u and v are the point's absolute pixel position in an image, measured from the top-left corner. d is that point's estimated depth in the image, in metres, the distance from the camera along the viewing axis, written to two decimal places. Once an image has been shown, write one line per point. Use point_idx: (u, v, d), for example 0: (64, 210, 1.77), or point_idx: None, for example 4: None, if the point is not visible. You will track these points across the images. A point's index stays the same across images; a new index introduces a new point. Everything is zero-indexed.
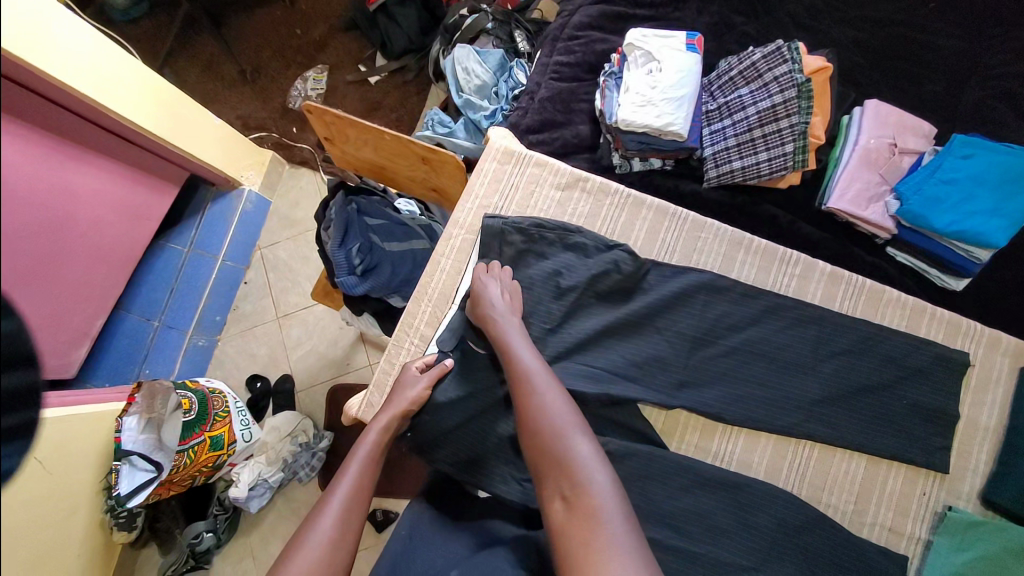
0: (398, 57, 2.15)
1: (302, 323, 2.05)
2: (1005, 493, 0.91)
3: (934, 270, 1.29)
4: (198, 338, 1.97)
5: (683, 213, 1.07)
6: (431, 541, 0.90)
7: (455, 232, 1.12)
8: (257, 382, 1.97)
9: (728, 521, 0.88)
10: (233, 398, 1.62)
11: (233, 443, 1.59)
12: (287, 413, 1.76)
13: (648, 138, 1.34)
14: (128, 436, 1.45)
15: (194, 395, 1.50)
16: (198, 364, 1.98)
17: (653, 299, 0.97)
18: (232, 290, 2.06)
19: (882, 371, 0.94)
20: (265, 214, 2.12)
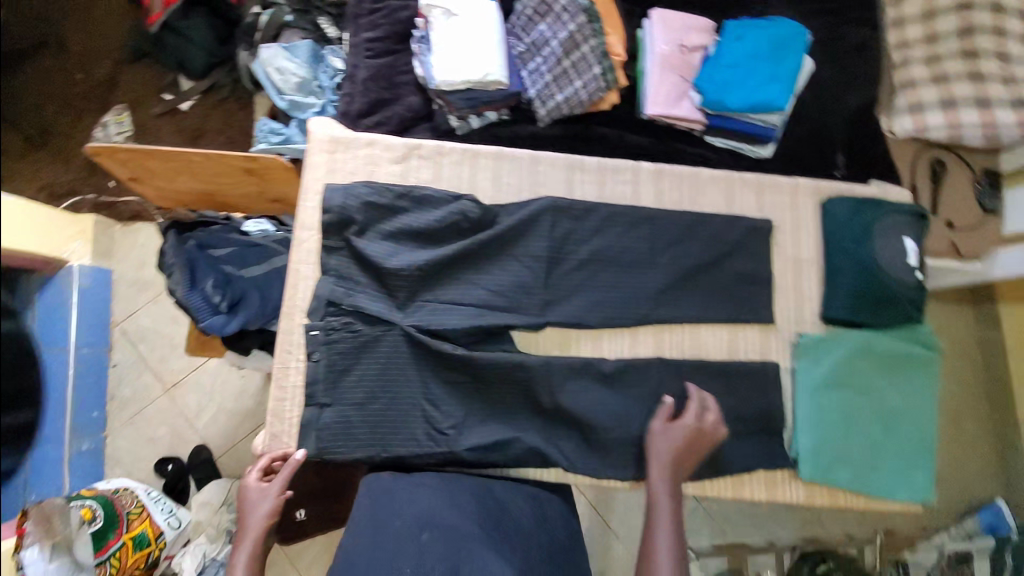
0: (203, 75, 1.90)
1: (199, 385, 1.86)
2: (837, 309, 1.03)
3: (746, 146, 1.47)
4: (80, 443, 1.73)
5: (518, 152, 1.12)
6: (396, 494, 0.89)
7: (303, 235, 1.06)
8: (168, 465, 1.78)
9: (625, 409, 1.00)
10: (143, 489, 1.40)
11: (161, 535, 1.37)
12: (217, 483, 1.56)
13: (475, 94, 1.38)
14: (33, 569, 1.19)
15: (94, 501, 1.31)
16: (87, 470, 1.74)
17: (506, 232, 1.05)
18: (99, 377, 1.82)
19: (713, 242, 1.07)
20: (108, 285, 1.87)
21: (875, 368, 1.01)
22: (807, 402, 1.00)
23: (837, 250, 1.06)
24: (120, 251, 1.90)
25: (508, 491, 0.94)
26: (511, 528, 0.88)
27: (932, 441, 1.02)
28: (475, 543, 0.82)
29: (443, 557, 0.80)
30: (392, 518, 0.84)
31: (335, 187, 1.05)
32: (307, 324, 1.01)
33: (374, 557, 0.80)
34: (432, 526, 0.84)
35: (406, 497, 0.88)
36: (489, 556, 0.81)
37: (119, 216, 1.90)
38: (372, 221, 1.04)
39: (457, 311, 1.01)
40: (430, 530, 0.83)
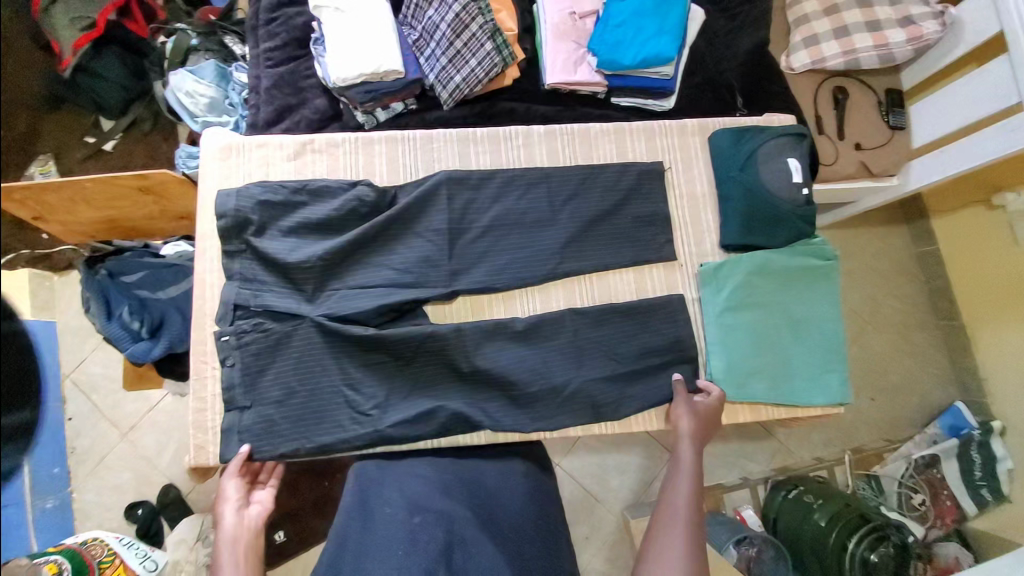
0: (123, 112, 1.70)
1: (160, 423, 1.66)
2: (730, 236, 1.12)
3: (649, 101, 1.51)
4: (44, 502, 1.49)
5: (410, 133, 1.14)
6: (385, 489, 0.90)
7: (204, 243, 1.07)
8: (139, 508, 1.59)
9: (540, 365, 1.04)
10: (114, 537, 1.39)
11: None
12: (188, 518, 1.49)
13: (373, 86, 1.38)
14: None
15: (61, 556, 1.25)
16: (59, 532, 1.52)
17: (399, 210, 1.06)
18: (57, 436, 1.59)
19: (607, 193, 1.12)
20: (56, 335, 1.64)
21: (774, 283, 1.09)
22: (716, 325, 1.08)
23: (725, 181, 1.14)
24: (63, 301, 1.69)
25: (492, 482, 0.95)
26: (498, 517, 0.88)
27: (838, 341, 1.10)
28: (467, 528, 0.82)
29: (436, 535, 0.79)
30: (382, 509, 0.86)
31: (227, 192, 1.04)
32: (217, 329, 1.00)
33: (365, 545, 0.80)
34: (422, 510, 0.84)
35: (395, 489, 0.89)
36: (479, 540, 0.81)
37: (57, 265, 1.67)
38: (268, 219, 1.04)
39: (366, 294, 1.02)
40: (421, 513, 0.83)
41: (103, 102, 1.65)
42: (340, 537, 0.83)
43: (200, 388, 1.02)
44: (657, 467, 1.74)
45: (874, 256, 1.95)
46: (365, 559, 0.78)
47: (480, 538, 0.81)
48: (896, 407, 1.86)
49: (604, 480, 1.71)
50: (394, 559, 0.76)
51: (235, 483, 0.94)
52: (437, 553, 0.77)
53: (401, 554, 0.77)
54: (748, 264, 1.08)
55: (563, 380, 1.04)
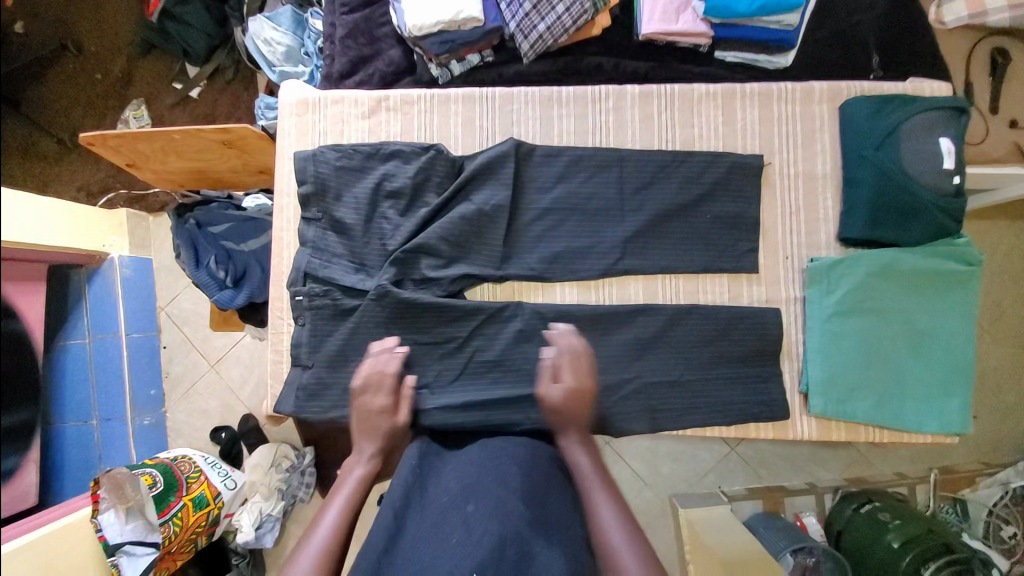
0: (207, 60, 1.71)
1: (240, 362, 1.81)
2: (853, 228, 0.96)
3: (762, 56, 1.30)
4: (143, 417, 1.70)
5: (489, 92, 1.05)
6: (442, 476, 0.83)
7: (284, 201, 1.07)
8: (223, 432, 1.74)
9: (609, 353, 0.99)
10: (200, 457, 1.51)
11: (218, 495, 1.46)
12: (264, 446, 1.62)
13: (450, 36, 1.27)
14: (112, 530, 1.31)
15: (154, 469, 1.38)
16: (154, 444, 1.72)
17: (474, 182, 1.01)
18: (154, 361, 1.77)
19: (704, 168, 1.00)
20: (150, 273, 1.79)
21: (898, 289, 0.93)
22: (819, 328, 0.95)
23: (853, 159, 0.97)
24: (156, 240, 1.81)
25: None
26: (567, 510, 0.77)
27: (967, 365, 0.94)
28: (524, 526, 0.70)
29: (490, 529, 0.69)
30: (442, 491, 0.79)
31: (303, 156, 1.02)
32: (291, 290, 1.02)
33: (422, 530, 0.74)
34: (475, 496, 0.74)
35: (451, 476, 0.81)
36: (534, 544, 0.69)
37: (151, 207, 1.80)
38: (341, 185, 1.02)
39: (440, 266, 1.01)
40: (475, 500, 0.74)
41: (187, 44, 1.66)
42: (398, 514, 0.76)
43: (275, 344, 1.06)
44: (716, 458, 1.66)
45: (1010, 254, 1.66)
46: (418, 547, 0.71)
47: (540, 543, 0.69)
48: (1005, 429, 1.64)
49: (656, 465, 1.66)
50: (449, 548, 0.68)
51: (385, 376, 0.94)
52: (491, 550, 0.66)
53: (455, 543, 0.69)
54: (871, 264, 0.93)
55: (629, 374, 0.98)
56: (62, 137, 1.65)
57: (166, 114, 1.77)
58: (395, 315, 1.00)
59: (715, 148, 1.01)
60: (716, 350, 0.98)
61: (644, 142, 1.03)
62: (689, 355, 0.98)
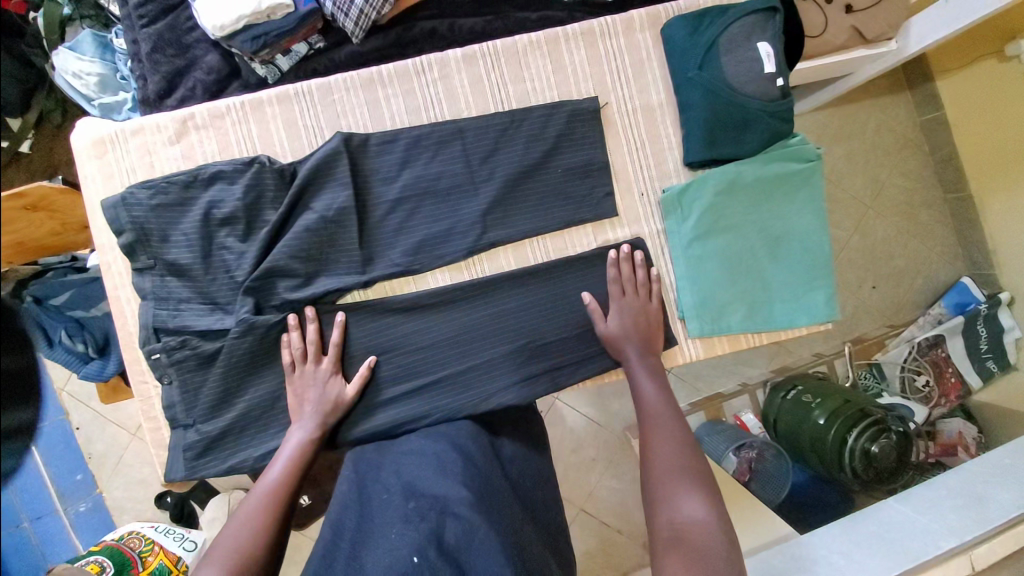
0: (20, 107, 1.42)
1: None
2: (693, 151, 0.97)
3: None
4: (76, 505, 1.61)
5: (304, 87, 0.96)
6: (384, 470, 0.82)
7: (109, 257, 0.96)
8: (167, 496, 1.62)
9: (492, 326, 0.98)
10: (151, 527, 1.39)
11: (179, 560, 1.34)
12: (217, 497, 1.58)
13: (261, 29, 1.12)
14: None
15: (100, 554, 1.28)
16: (99, 528, 1.61)
17: (309, 188, 0.94)
18: (70, 446, 1.62)
19: (545, 123, 0.97)
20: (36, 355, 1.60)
21: (745, 201, 0.96)
22: (683, 256, 0.97)
23: (683, 82, 0.97)
24: None
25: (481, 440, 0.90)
26: (495, 489, 0.77)
27: (822, 256, 1.00)
28: (461, 508, 0.69)
29: (428, 517, 0.68)
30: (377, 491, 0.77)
31: (111, 203, 0.91)
32: (144, 349, 0.93)
33: (363, 526, 0.71)
34: (418, 492, 0.73)
35: (393, 471, 0.80)
36: (479, 523, 0.68)
37: None
38: (164, 224, 0.92)
39: (299, 284, 0.94)
40: (417, 497, 0.72)
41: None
42: (335, 524, 0.72)
43: (149, 411, 0.98)
44: None
45: (875, 132, 1.75)
46: (365, 550, 0.67)
47: (477, 518, 0.68)
48: (900, 290, 1.75)
49: (603, 407, 1.69)
50: (388, 542, 0.67)
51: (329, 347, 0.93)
52: (428, 538, 0.66)
53: (394, 535, 0.67)
54: (716, 182, 0.95)
55: (517, 345, 0.97)
56: None
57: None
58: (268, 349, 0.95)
59: (552, 99, 0.98)
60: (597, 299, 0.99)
61: (480, 107, 0.98)
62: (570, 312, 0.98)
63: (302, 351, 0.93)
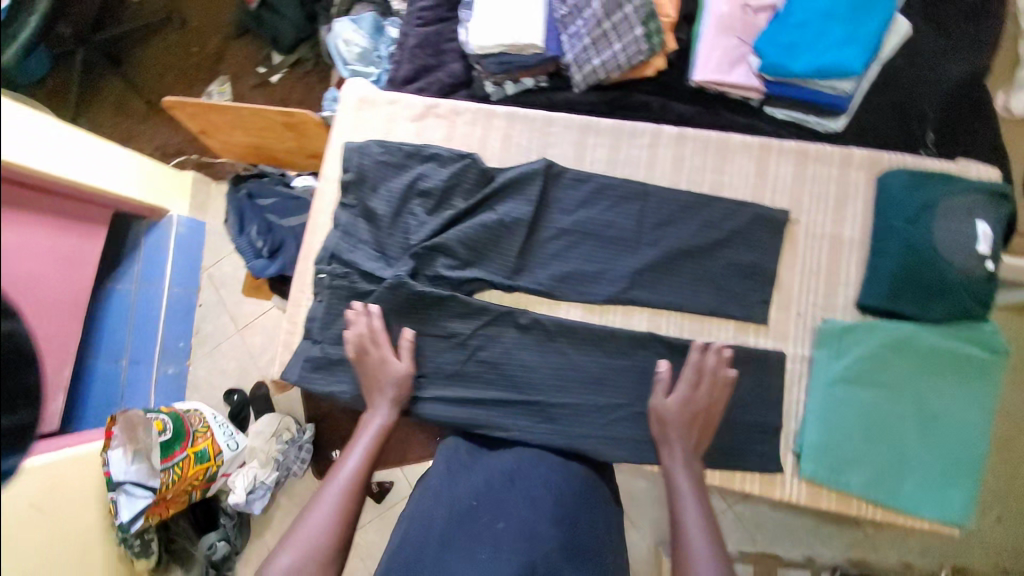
0: (291, 50, 1.85)
1: (263, 331, 1.92)
2: (874, 294, 0.95)
3: (812, 117, 1.34)
4: (168, 366, 1.82)
5: (531, 113, 1.10)
6: (473, 476, 0.87)
7: (326, 186, 1.15)
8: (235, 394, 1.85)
9: (601, 370, 1.00)
10: (210, 413, 1.63)
11: (218, 453, 1.60)
12: (268, 415, 1.74)
13: (509, 58, 1.36)
14: (120, 467, 1.46)
15: (167, 416, 1.50)
16: (174, 392, 1.84)
17: (500, 192, 1.05)
18: (189, 315, 1.91)
19: (728, 215, 1.00)
20: (203, 234, 1.94)
21: (912, 365, 0.92)
22: (822, 391, 0.94)
23: (883, 228, 0.97)
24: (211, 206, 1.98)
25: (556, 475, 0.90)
26: (583, 539, 0.79)
27: (978, 458, 0.90)
28: (553, 552, 0.74)
29: (518, 551, 0.72)
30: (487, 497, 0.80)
31: (353, 147, 1.12)
32: (317, 267, 1.09)
33: (450, 530, 0.77)
34: (506, 515, 0.78)
35: (482, 482, 0.85)
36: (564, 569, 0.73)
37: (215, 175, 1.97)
38: (380, 177, 1.10)
39: (454, 267, 1.04)
40: (506, 518, 0.77)
41: (278, 35, 1.81)
42: (426, 524, 0.78)
43: (293, 315, 1.13)
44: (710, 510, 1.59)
45: None
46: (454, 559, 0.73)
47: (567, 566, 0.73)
48: None
49: None
50: (477, 562, 0.72)
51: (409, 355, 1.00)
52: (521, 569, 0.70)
53: (484, 557, 0.72)
54: (885, 334, 0.93)
55: (619, 402, 0.98)
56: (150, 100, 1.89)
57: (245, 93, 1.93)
58: (399, 310, 1.04)
59: (743, 197, 1.02)
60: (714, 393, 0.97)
61: (672, 180, 1.04)
62: None
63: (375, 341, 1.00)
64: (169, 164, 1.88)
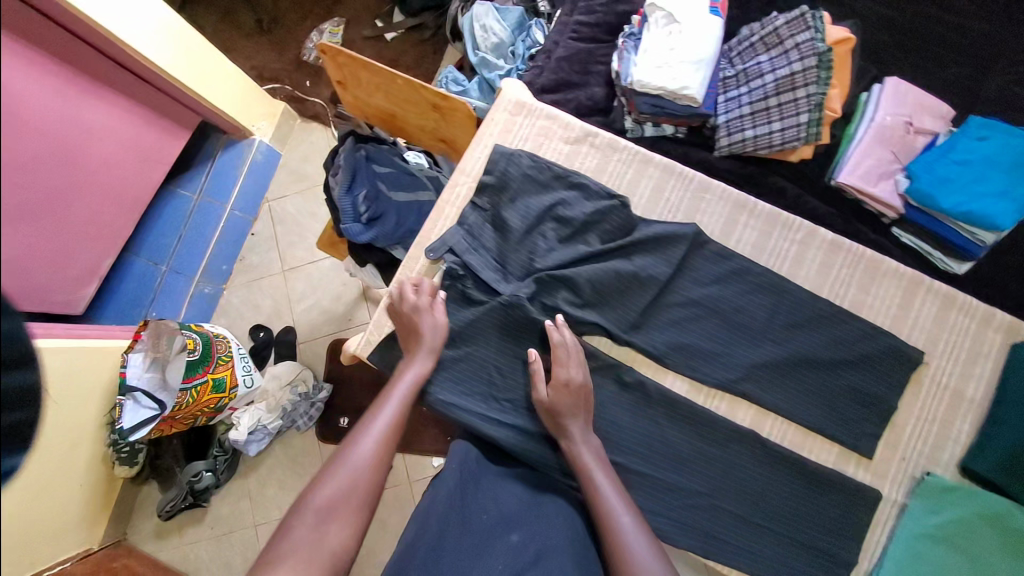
0: (415, 14, 1.89)
1: (307, 278, 1.88)
2: (984, 462, 0.93)
3: (936, 253, 1.31)
4: (205, 286, 1.82)
5: (689, 173, 1.07)
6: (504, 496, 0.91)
7: (461, 179, 1.12)
8: (261, 332, 1.84)
9: (692, 451, 0.97)
10: (234, 344, 1.59)
11: (235, 388, 1.56)
12: (288, 362, 1.74)
13: (662, 103, 1.33)
14: (133, 372, 1.46)
15: (197, 337, 1.48)
16: (203, 310, 1.84)
17: (640, 239, 1.02)
18: (239, 241, 1.90)
19: (860, 339, 0.98)
20: (275, 166, 1.94)
21: (1005, 546, 0.89)
22: (904, 542, 0.92)
23: (1011, 400, 0.94)
24: (293, 141, 1.97)
25: None
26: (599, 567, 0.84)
27: None
28: None
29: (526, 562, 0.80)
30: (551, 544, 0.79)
31: (503, 151, 1.08)
32: (432, 259, 1.06)
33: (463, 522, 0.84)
34: (518, 526, 0.85)
35: (494, 495, 0.90)
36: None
37: (302, 111, 1.98)
38: (520, 189, 1.07)
39: (574, 305, 1.01)
40: (519, 532, 0.84)
41: None
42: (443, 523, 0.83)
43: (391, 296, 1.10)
44: None
45: None
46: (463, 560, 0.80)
47: None
48: None
49: None
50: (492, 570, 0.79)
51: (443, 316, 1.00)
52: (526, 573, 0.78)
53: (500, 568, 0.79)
54: (981, 505, 0.91)
55: (699, 490, 0.95)
56: (260, 19, 1.99)
57: (356, 41, 1.95)
58: (504, 328, 1.02)
59: (879, 325, 1.00)
60: (797, 511, 0.95)
61: (814, 286, 1.02)
62: (758, 500, 0.95)
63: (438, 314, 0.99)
64: (262, 87, 1.92)
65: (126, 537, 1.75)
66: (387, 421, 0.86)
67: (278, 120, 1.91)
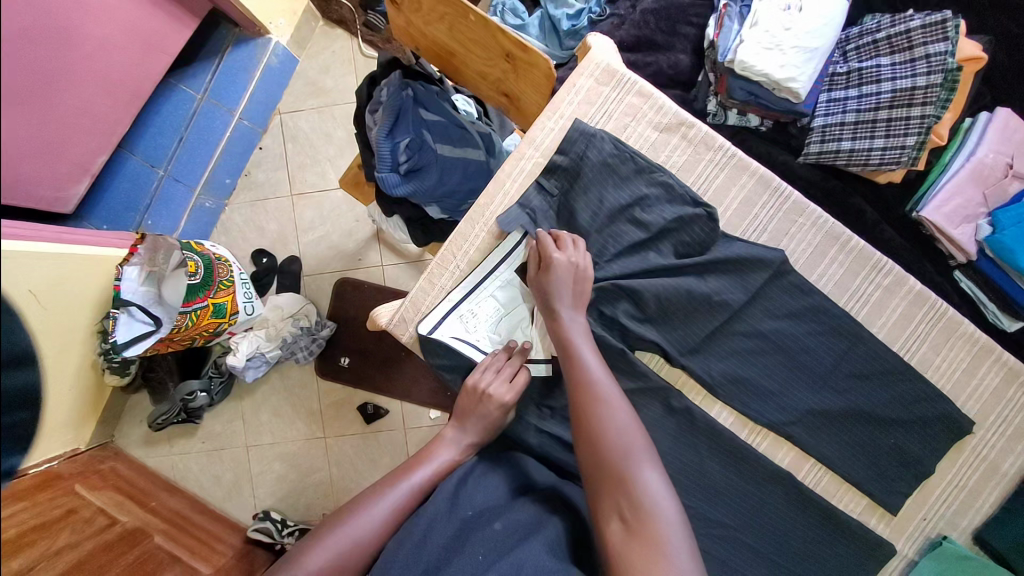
0: None
1: (318, 207, 1.70)
2: (1003, 537, 0.92)
3: (991, 306, 1.20)
4: (206, 200, 1.63)
5: (786, 190, 0.96)
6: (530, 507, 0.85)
7: (529, 153, 0.99)
8: (264, 257, 1.67)
9: (725, 482, 0.94)
10: (237, 268, 1.42)
11: (235, 315, 1.40)
12: (293, 293, 1.60)
13: (757, 91, 1.17)
14: (127, 286, 1.30)
15: (199, 259, 1.30)
16: (203, 227, 1.65)
17: (719, 258, 0.92)
18: (246, 154, 1.69)
19: (918, 400, 0.94)
20: (290, 75, 1.71)
21: None
22: None
23: None
24: (313, 47, 1.73)
25: None
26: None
27: None
28: None
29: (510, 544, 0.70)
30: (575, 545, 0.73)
31: (584, 129, 0.94)
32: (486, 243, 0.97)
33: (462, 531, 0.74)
34: (504, 515, 0.76)
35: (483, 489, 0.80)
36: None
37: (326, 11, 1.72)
38: (596, 177, 0.94)
39: (632, 319, 0.93)
40: (503, 520, 0.75)
41: None
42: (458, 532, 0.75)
43: (434, 272, 1.00)
44: None
45: None
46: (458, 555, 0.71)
47: None
48: None
49: None
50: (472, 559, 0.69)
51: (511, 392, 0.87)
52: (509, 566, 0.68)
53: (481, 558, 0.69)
54: None
55: (723, 523, 0.93)
56: None
57: None
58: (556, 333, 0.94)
59: (938, 386, 0.96)
60: (815, 553, 0.95)
61: (887, 337, 0.96)
62: (780, 539, 0.94)
63: (496, 372, 0.89)
64: None
65: (113, 440, 1.64)
66: (407, 491, 0.80)
67: (298, 19, 1.65)
